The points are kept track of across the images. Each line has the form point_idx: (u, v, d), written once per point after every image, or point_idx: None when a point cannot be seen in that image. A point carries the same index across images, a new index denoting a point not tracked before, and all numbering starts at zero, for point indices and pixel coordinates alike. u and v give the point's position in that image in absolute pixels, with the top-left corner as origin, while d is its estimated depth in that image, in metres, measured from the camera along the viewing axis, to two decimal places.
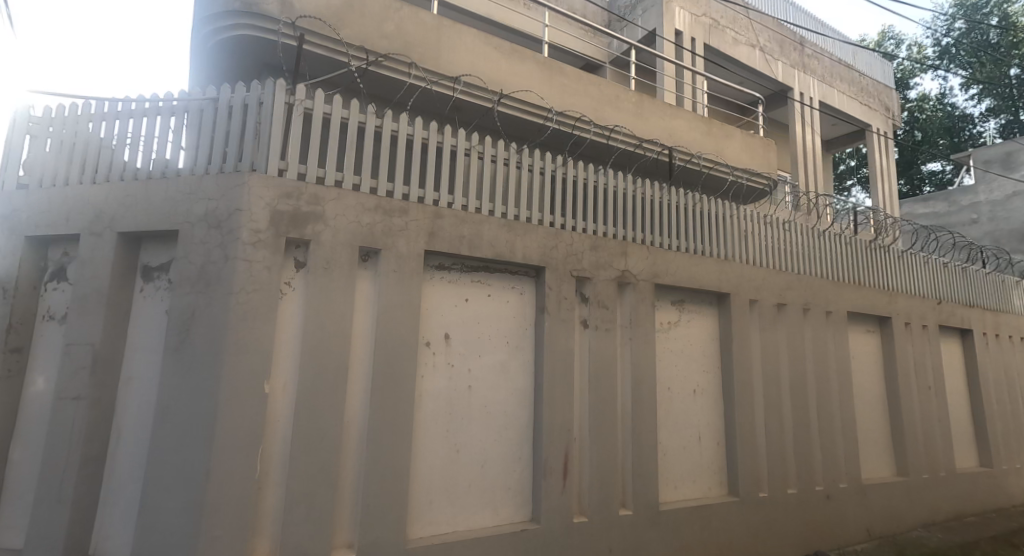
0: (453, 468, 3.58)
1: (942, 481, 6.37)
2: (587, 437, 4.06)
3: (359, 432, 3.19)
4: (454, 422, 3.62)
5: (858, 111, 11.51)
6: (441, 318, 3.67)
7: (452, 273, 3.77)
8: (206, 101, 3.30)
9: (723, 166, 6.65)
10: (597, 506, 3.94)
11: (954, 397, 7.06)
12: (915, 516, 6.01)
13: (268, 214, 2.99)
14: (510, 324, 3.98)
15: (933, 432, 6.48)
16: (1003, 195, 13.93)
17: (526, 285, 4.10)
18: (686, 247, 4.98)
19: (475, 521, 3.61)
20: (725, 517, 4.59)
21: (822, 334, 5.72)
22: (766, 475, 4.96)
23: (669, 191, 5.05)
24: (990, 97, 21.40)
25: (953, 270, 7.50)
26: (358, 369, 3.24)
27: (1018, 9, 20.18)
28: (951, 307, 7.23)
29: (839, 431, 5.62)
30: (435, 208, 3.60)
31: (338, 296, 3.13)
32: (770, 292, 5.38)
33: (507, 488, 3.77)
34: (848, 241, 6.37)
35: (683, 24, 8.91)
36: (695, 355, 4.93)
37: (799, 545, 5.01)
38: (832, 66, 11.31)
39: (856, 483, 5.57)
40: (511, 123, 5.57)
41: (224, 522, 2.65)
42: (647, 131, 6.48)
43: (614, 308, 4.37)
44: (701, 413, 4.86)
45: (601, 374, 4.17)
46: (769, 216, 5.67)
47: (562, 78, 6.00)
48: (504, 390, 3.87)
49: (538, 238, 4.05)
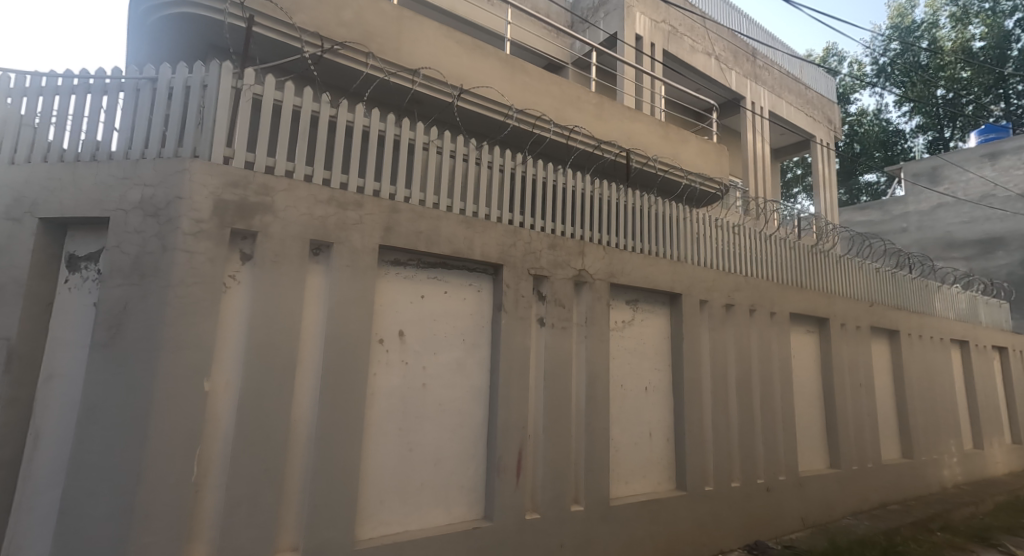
0: (405, 467, 3.52)
1: (871, 473, 6.75)
2: (540, 435, 4.07)
3: (308, 432, 3.08)
4: (407, 420, 3.56)
5: (804, 122, 12.02)
6: (395, 315, 3.60)
7: (408, 269, 3.70)
8: (144, 81, 3.11)
9: (678, 170, 6.80)
10: (550, 503, 3.96)
11: (883, 394, 7.49)
12: (846, 506, 6.34)
13: (211, 203, 2.85)
14: (466, 321, 3.94)
15: (863, 427, 6.86)
16: (930, 206, 15.09)
17: (483, 282, 4.07)
18: (640, 248, 5.07)
19: (428, 520, 3.55)
20: (673, 511, 4.70)
21: (767, 334, 5.94)
22: (711, 469, 5.11)
23: (626, 191, 5.11)
24: (920, 114, 22.90)
25: (885, 275, 7.95)
26: (307, 367, 3.13)
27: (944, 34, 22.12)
28: (883, 309, 7.66)
29: (779, 427, 5.86)
30: (391, 203, 3.52)
31: (287, 290, 3.02)
32: (720, 293, 5.55)
33: (460, 486, 3.73)
34: (792, 246, 6.64)
35: (643, 29, 9.06)
36: (648, 353, 5.02)
37: (742, 536, 5.18)
38: (782, 78, 11.76)
39: (794, 476, 5.81)
40: (470, 118, 5.52)
41: (157, 527, 2.51)
42: (606, 133, 6.55)
43: (571, 306, 4.40)
44: (653, 410, 4.95)
45: (556, 373, 4.19)
46: (720, 220, 5.83)
47: (524, 76, 6.00)
48: (459, 388, 3.83)
49: (497, 235, 4.04)
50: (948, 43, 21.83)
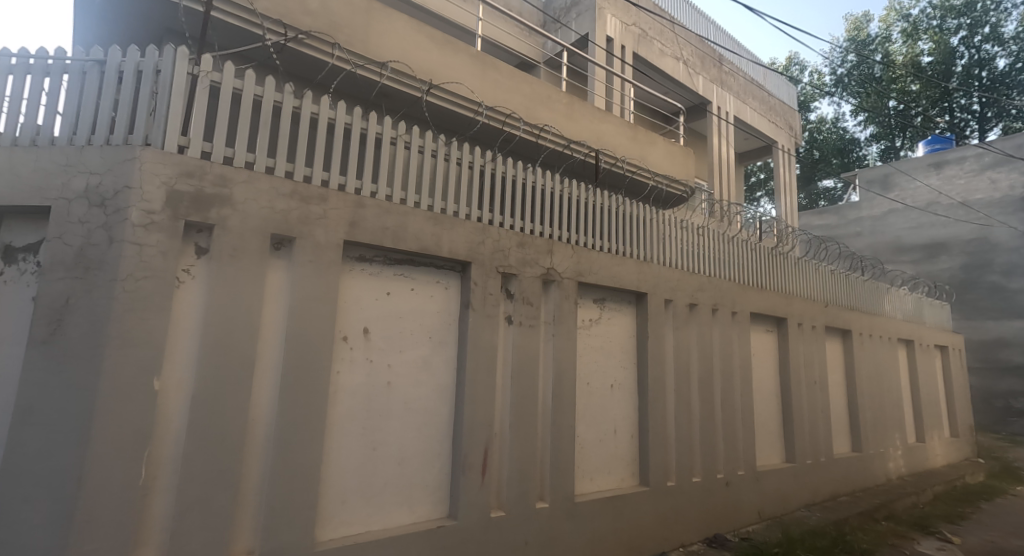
0: (368, 467, 3.46)
1: (823, 466, 7.01)
2: (507, 433, 4.06)
3: (266, 432, 2.99)
4: (371, 419, 3.50)
5: (767, 128, 12.35)
6: (360, 312, 3.54)
7: (373, 265, 3.64)
8: (91, 63, 2.97)
9: (646, 171, 6.89)
10: (515, 501, 3.96)
11: (836, 391, 7.78)
12: (800, 499, 6.56)
13: (164, 194, 2.73)
14: (434, 319, 3.90)
15: (817, 423, 7.10)
16: (881, 212, 16.81)
17: (451, 280, 4.03)
18: (608, 247, 5.11)
19: (391, 520, 3.51)
20: (636, 507, 4.77)
21: (728, 333, 6.08)
22: (674, 466, 5.21)
23: (595, 191, 5.15)
24: (873, 124, 23.90)
25: (840, 277, 8.25)
26: (266, 365, 3.04)
27: (895, 50, 23.09)
28: (837, 310, 7.94)
29: (739, 423, 6.01)
30: (357, 198, 3.45)
31: (246, 286, 2.92)
32: (684, 293, 5.65)
33: (425, 485, 3.69)
34: (753, 248, 6.81)
35: (614, 31, 9.15)
36: (614, 351, 5.07)
37: (701, 530, 5.30)
38: (747, 85, 12.05)
39: (752, 471, 5.97)
40: (439, 114, 5.46)
41: (101, 533, 2.40)
42: (576, 133, 6.58)
43: (538, 304, 4.40)
44: (618, 408, 5.01)
45: (523, 371, 4.19)
46: (686, 221, 5.94)
47: (495, 73, 5.97)
48: (425, 386, 3.78)
49: (466, 232, 4.01)
50: (899, 57, 22.87)
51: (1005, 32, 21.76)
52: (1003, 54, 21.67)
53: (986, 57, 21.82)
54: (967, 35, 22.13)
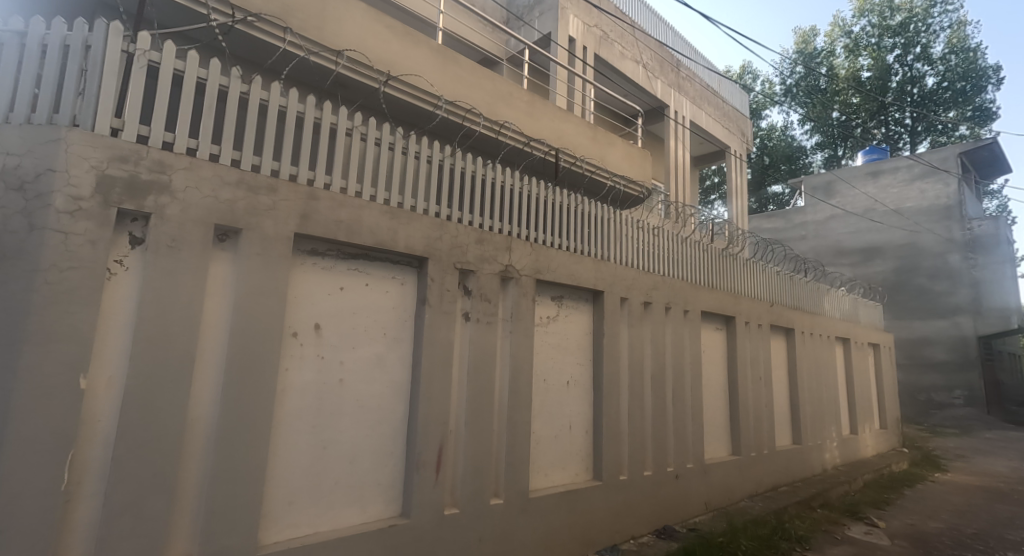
0: (317, 466, 3.35)
1: (766, 458, 7.29)
2: (461, 430, 4.03)
3: (207, 432, 2.85)
4: (321, 417, 3.40)
5: (721, 133, 12.73)
6: (311, 307, 3.43)
7: (326, 259, 3.53)
8: (9, 34, 2.74)
9: (605, 172, 6.97)
10: (469, 498, 3.93)
11: (779, 387, 8.10)
12: (744, 490, 6.80)
13: (94, 179, 2.57)
14: (389, 315, 3.83)
15: (762, 418, 7.38)
16: (823, 217, 18.62)
17: (407, 275, 3.96)
18: (566, 246, 5.14)
19: (341, 520, 3.42)
20: (589, 501, 4.82)
21: (680, 331, 6.23)
22: (626, 460, 5.30)
23: (554, 189, 5.16)
24: (818, 133, 25.05)
25: (785, 278, 8.60)
26: (208, 362, 2.90)
27: (840, 64, 24.49)
28: (782, 310, 8.28)
29: (689, 418, 6.17)
30: (309, 190, 3.33)
31: (187, 278, 2.78)
32: (639, 291, 5.75)
33: (378, 484, 3.62)
34: (706, 249, 7.00)
35: (576, 32, 9.20)
36: (571, 348, 5.11)
37: (651, 523, 5.42)
38: (703, 91, 12.38)
39: (700, 464, 6.15)
40: (397, 105, 5.36)
41: (17, 541, 2.23)
42: (536, 131, 6.59)
43: (496, 301, 4.38)
44: (573, 404, 5.05)
45: (480, 368, 4.16)
46: (642, 221, 6.04)
47: (456, 68, 5.91)
48: (378, 384, 3.70)
49: (423, 228, 3.94)
50: (842, 70, 24.31)
51: (934, 52, 23.18)
52: (932, 73, 23.01)
53: (917, 75, 23.13)
54: (901, 54, 23.47)
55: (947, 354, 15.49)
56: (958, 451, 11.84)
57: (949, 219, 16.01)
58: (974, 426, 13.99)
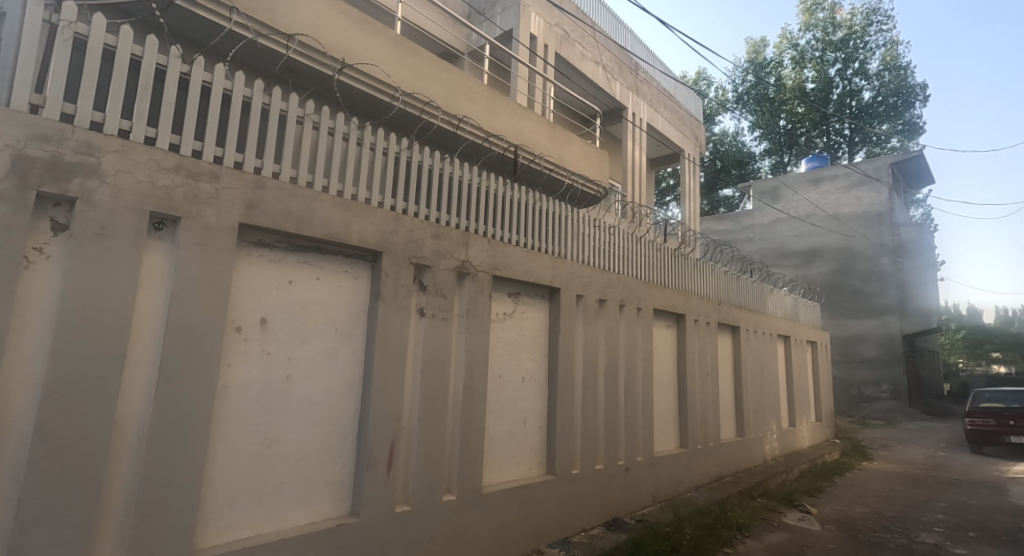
0: (261, 466, 3.23)
1: (712, 450, 7.54)
2: (414, 427, 3.97)
3: (138, 431, 2.70)
4: (267, 415, 3.28)
5: (675, 136, 13.03)
6: (257, 301, 3.30)
7: (273, 251, 3.40)
8: None
9: (563, 170, 7.00)
10: (420, 494, 3.88)
11: (725, 382, 8.39)
12: (691, 481, 7.01)
13: (10, 159, 2.37)
14: (341, 310, 3.73)
15: (708, 412, 7.63)
16: (769, 220, 19.45)
17: (360, 269, 3.87)
18: (523, 242, 5.13)
19: (286, 521, 3.31)
20: (541, 496, 4.85)
21: (633, 328, 6.34)
22: (578, 454, 5.37)
23: (513, 186, 5.14)
24: (767, 140, 26.05)
25: (733, 278, 8.89)
26: (141, 358, 2.74)
27: (787, 74, 25.53)
28: (729, 308, 8.56)
29: (640, 413, 6.30)
30: (255, 178, 3.19)
31: (119, 269, 2.62)
32: (594, 289, 5.82)
33: (326, 482, 3.52)
34: (659, 248, 7.15)
35: (537, 29, 9.20)
36: (527, 345, 5.12)
37: (602, 514, 5.51)
38: (659, 94, 12.63)
39: (650, 457, 6.30)
40: (351, 95, 5.22)
41: None
42: (496, 126, 6.55)
43: (452, 297, 4.34)
44: (528, 399, 5.07)
45: (434, 363, 4.11)
46: (598, 220, 6.10)
47: (414, 59, 5.80)
48: (327, 380, 3.59)
49: (377, 221, 3.85)
50: (789, 81, 25.35)
51: (870, 68, 24.50)
52: (868, 87, 24.29)
53: (855, 88, 24.34)
54: (841, 68, 24.66)
55: (877, 351, 16.44)
56: (882, 440, 12.62)
57: (881, 225, 16.94)
58: (898, 418, 14.93)
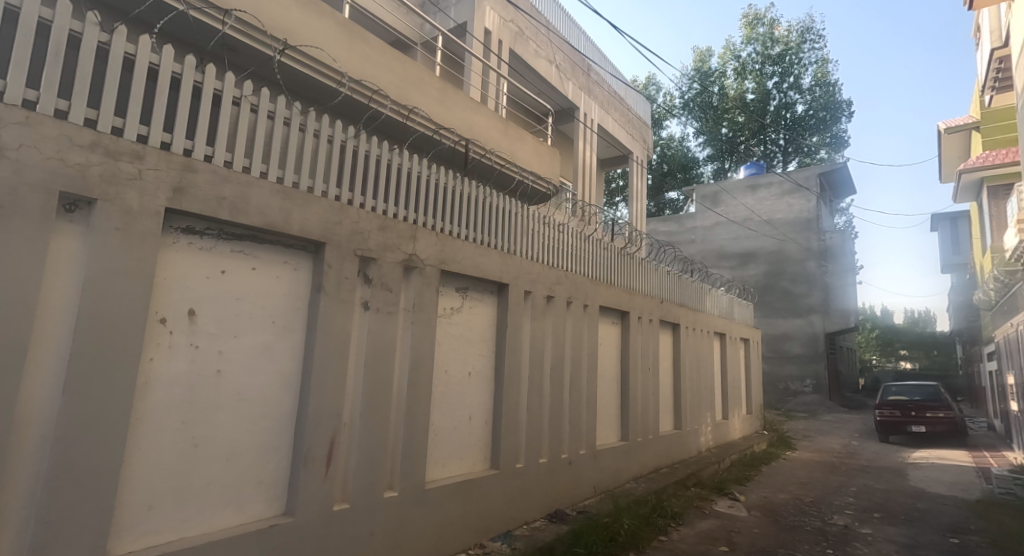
0: (186, 466, 3.04)
1: (651, 442, 7.76)
2: (355, 423, 3.85)
3: (42, 430, 2.48)
4: (193, 412, 3.08)
5: (625, 138, 13.28)
6: (185, 291, 3.10)
7: (204, 239, 3.20)
8: None
9: (514, 166, 6.98)
10: (361, 491, 3.78)
11: (665, 378, 8.64)
12: (630, 472, 7.19)
13: None
14: (279, 302, 3.57)
15: (649, 406, 7.84)
16: (710, 223, 20.21)
17: (301, 261, 3.71)
18: (473, 237, 5.08)
19: (213, 524, 3.13)
20: (484, 491, 4.83)
21: (579, 324, 6.41)
22: (522, 447, 5.38)
23: (463, 180, 5.07)
24: (710, 146, 27.01)
25: (675, 278, 9.16)
26: (47, 351, 2.51)
27: (730, 84, 26.59)
28: (670, 307, 8.82)
29: (584, 407, 6.39)
30: (185, 160, 2.99)
31: (21, 252, 2.39)
32: (542, 285, 5.84)
33: (258, 482, 3.36)
34: (606, 247, 7.26)
35: (491, 24, 9.13)
36: (474, 340, 5.07)
37: (544, 507, 5.56)
38: (610, 96, 12.83)
39: (592, 450, 6.40)
40: (294, 78, 5.00)
41: None
42: (447, 119, 6.45)
43: (398, 291, 4.24)
44: (474, 394, 5.03)
45: (378, 358, 4.00)
46: (548, 217, 6.13)
47: (363, 46, 5.62)
48: (262, 375, 3.43)
49: (320, 210, 3.70)
50: (732, 91, 26.41)
51: (804, 83, 25.89)
52: (802, 101, 25.65)
53: (789, 101, 25.66)
54: (778, 81, 25.92)
55: (803, 348, 17.42)
56: (805, 431, 13.41)
57: (810, 230, 17.95)
58: (820, 410, 15.88)
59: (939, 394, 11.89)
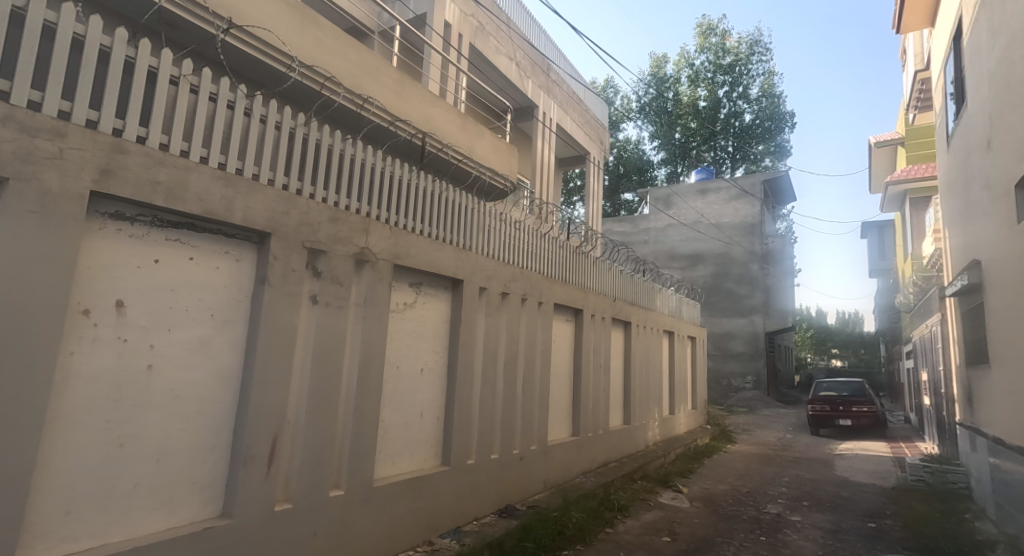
0: (110, 467, 2.84)
1: (600, 437, 7.88)
2: (301, 421, 3.71)
3: None
4: (120, 409, 2.89)
5: (582, 139, 13.39)
6: (113, 281, 2.89)
7: (135, 226, 3.00)
8: None
9: (472, 162, 6.91)
10: (304, 490, 3.65)
11: (615, 374, 8.79)
12: (580, 467, 7.27)
13: None
14: (219, 294, 3.39)
15: (599, 402, 7.94)
16: (662, 225, 20.70)
17: (244, 251, 3.53)
18: (428, 232, 4.98)
19: (141, 528, 2.94)
20: (435, 487, 4.77)
21: (534, 322, 6.42)
22: (474, 443, 5.34)
23: (419, 173, 4.97)
24: (664, 149, 27.65)
25: (627, 277, 9.31)
26: None
27: (684, 91, 27.31)
28: (622, 305, 8.96)
29: (537, 403, 6.40)
30: (115, 141, 2.79)
31: None
32: (497, 282, 5.80)
33: (193, 483, 3.19)
34: (562, 245, 7.29)
35: (451, 17, 9.00)
36: (427, 336, 4.99)
37: (494, 502, 5.54)
38: (569, 96, 12.92)
39: (543, 445, 6.43)
40: (239, 59, 4.76)
41: None
42: (404, 111, 6.31)
43: (348, 285, 4.11)
44: (427, 391, 4.95)
45: (325, 353, 3.87)
46: (504, 214, 6.09)
47: (317, 31, 5.42)
48: (198, 371, 3.25)
49: (266, 199, 3.53)
50: (685, 97, 27.13)
51: (752, 93, 26.90)
52: (749, 110, 26.65)
53: (738, 110, 26.61)
54: (728, 90, 26.82)
55: (745, 347, 18.14)
56: (745, 425, 13.96)
57: (753, 234, 18.69)
58: (759, 405, 16.57)
59: (864, 389, 12.62)
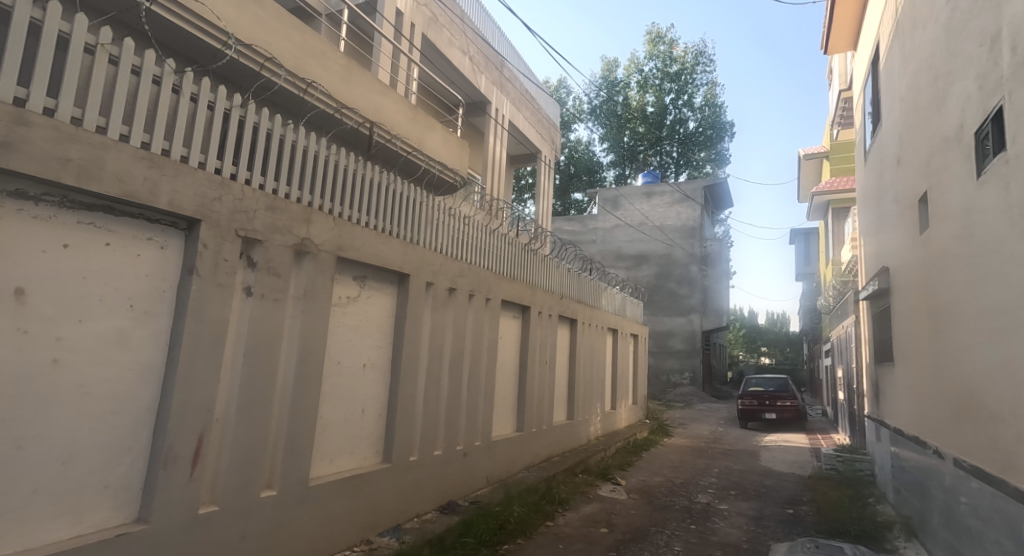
0: (6, 472, 2.56)
1: (544, 433, 7.92)
2: (231, 419, 3.50)
3: None
4: (19, 407, 2.61)
5: (534, 137, 13.41)
6: (13, 265, 2.61)
7: (42, 206, 2.72)
8: None
9: (421, 154, 6.76)
10: (232, 491, 3.45)
11: (560, 370, 8.86)
12: (523, 461, 7.29)
13: None
14: (140, 283, 3.14)
15: (544, 398, 7.98)
16: (608, 225, 21.05)
17: (170, 238, 3.29)
18: (374, 225, 4.82)
19: (43, 536, 2.68)
20: (374, 485, 4.63)
21: (481, 318, 6.35)
22: (417, 440, 5.23)
23: (365, 164, 4.79)
24: (613, 151, 28.16)
25: (574, 275, 9.40)
26: None
27: (633, 95, 27.91)
28: (569, 303, 9.04)
29: (482, 399, 6.35)
30: (17, 111, 2.51)
31: None
32: (445, 277, 5.70)
33: (106, 487, 2.93)
34: (511, 242, 7.25)
35: (404, 6, 8.77)
36: (370, 330, 4.83)
37: (436, 499, 5.45)
38: (522, 94, 12.90)
39: (487, 441, 6.39)
40: (169, 32, 4.45)
41: None
42: (351, 98, 6.08)
43: (286, 277, 3.91)
44: (369, 387, 4.80)
45: (259, 348, 3.67)
46: (454, 209, 5.98)
47: (258, 9, 5.13)
48: (113, 365, 2.99)
49: (196, 183, 3.30)
50: (634, 102, 27.73)
51: (696, 101, 27.83)
52: (693, 118, 27.57)
53: (683, 117, 27.46)
54: (674, 98, 27.62)
55: (683, 345, 18.77)
56: (681, 420, 14.45)
57: (694, 237, 19.37)
58: (694, 401, 17.20)
59: (789, 386, 13.33)
